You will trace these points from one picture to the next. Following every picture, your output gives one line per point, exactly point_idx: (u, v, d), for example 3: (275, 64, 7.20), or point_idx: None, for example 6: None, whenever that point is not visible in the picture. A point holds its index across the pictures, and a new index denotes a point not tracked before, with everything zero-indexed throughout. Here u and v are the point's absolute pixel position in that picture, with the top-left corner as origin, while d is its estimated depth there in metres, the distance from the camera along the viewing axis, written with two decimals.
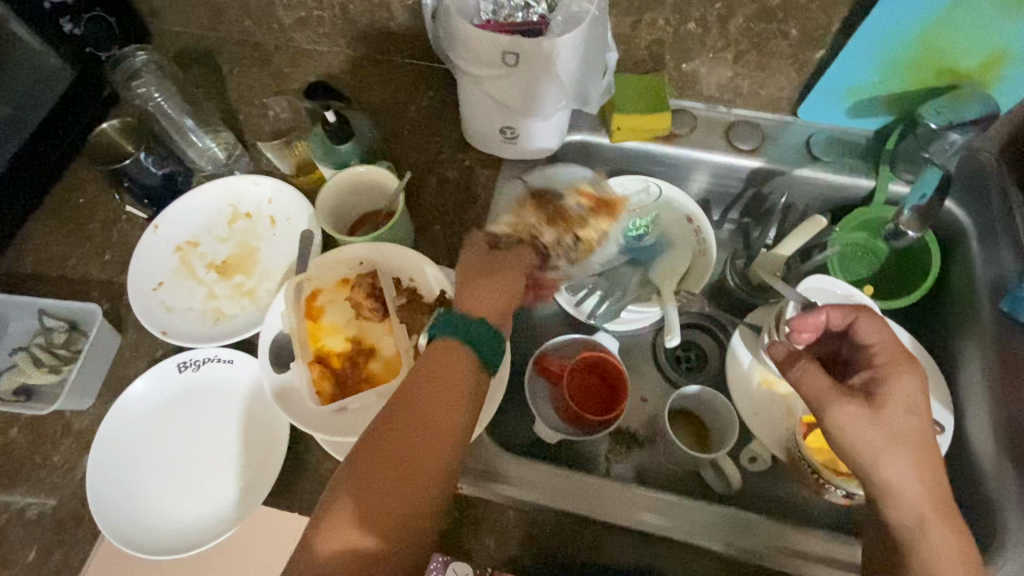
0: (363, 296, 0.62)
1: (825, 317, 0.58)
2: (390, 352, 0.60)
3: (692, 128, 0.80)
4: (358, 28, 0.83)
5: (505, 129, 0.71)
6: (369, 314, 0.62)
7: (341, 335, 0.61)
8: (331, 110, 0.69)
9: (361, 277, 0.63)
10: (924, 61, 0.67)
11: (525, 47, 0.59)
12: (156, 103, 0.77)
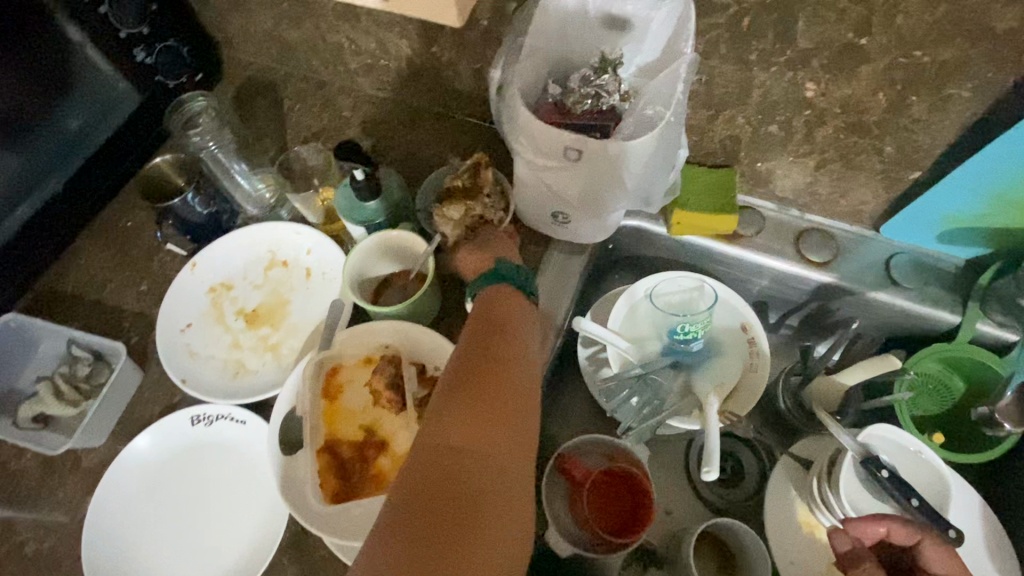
0: (384, 384, 0.59)
1: (887, 530, 0.55)
2: (402, 450, 0.57)
3: (760, 230, 0.74)
4: (420, 81, 0.81)
5: (556, 215, 0.67)
6: (387, 403, 0.59)
7: (354, 422, 0.58)
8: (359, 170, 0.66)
9: (385, 361, 0.60)
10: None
11: (589, 146, 0.55)
12: (209, 152, 0.74)
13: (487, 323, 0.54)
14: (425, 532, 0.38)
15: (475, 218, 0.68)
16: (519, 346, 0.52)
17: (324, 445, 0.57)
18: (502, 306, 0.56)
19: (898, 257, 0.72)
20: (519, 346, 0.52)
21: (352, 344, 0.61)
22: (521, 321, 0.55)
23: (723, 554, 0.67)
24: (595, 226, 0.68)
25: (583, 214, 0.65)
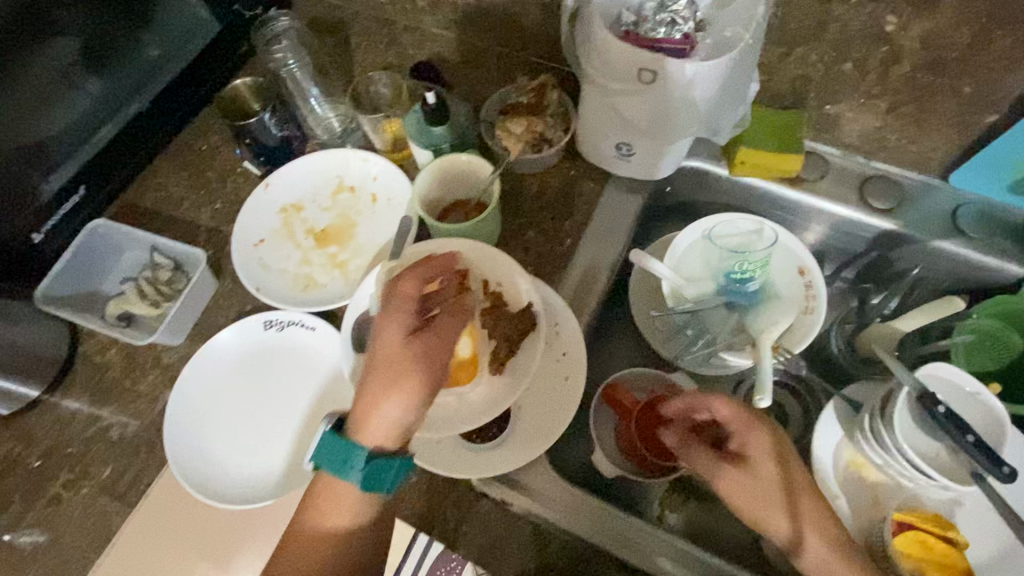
0: None
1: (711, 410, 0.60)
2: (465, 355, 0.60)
3: (823, 175, 0.74)
4: (487, 19, 0.82)
5: (620, 146, 0.68)
6: None
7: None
8: (431, 93, 0.68)
9: (453, 272, 0.63)
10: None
11: (666, 66, 0.56)
12: (288, 70, 0.78)
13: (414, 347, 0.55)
14: (298, 545, 0.53)
15: (537, 134, 0.73)
16: (400, 394, 0.53)
17: None
18: (389, 323, 0.55)
19: (964, 208, 0.71)
20: (399, 393, 0.53)
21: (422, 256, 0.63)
22: (416, 354, 0.54)
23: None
24: (659, 158, 0.69)
25: (648, 145, 0.66)
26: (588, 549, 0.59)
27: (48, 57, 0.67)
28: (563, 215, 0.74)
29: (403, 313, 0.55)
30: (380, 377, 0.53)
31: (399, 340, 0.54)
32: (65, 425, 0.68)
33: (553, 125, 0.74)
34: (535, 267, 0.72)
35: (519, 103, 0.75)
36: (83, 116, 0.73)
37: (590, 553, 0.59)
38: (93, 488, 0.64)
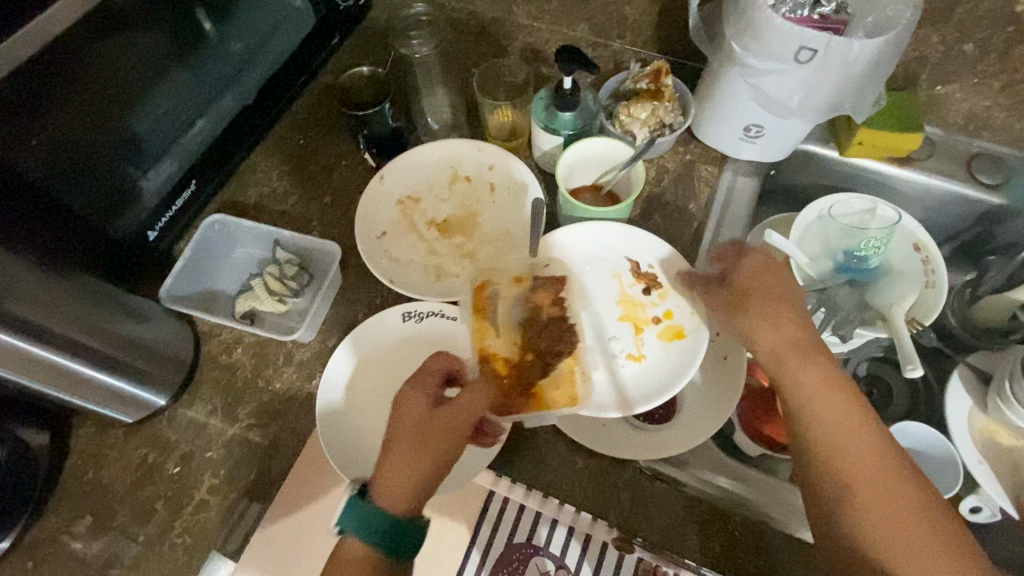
0: (546, 300, 0.65)
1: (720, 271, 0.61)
2: (562, 371, 0.61)
3: (930, 154, 0.77)
4: (589, 8, 0.83)
5: (750, 128, 0.70)
6: (546, 319, 0.64)
7: (505, 341, 0.62)
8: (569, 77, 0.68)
9: (542, 279, 0.66)
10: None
11: (829, 44, 0.57)
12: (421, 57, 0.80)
13: (431, 395, 0.54)
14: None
15: (660, 118, 0.74)
16: (423, 465, 0.51)
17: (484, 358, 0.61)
18: (408, 391, 0.54)
19: None
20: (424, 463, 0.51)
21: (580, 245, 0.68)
22: (436, 417, 0.52)
23: (926, 457, 0.66)
24: (788, 138, 0.70)
25: (783, 125, 0.68)
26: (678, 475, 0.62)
27: (145, 44, 0.62)
28: (686, 200, 0.75)
29: (427, 382, 0.55)
30: (412, 448, 0.51)
31: (423, 405, 0.53)
32: (199, 428, 0.65)
33: (672, 110, 0.74)
34: None
35: (638, 89, 0.75)
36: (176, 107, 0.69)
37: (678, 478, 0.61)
38: (240, 492, 0.62)
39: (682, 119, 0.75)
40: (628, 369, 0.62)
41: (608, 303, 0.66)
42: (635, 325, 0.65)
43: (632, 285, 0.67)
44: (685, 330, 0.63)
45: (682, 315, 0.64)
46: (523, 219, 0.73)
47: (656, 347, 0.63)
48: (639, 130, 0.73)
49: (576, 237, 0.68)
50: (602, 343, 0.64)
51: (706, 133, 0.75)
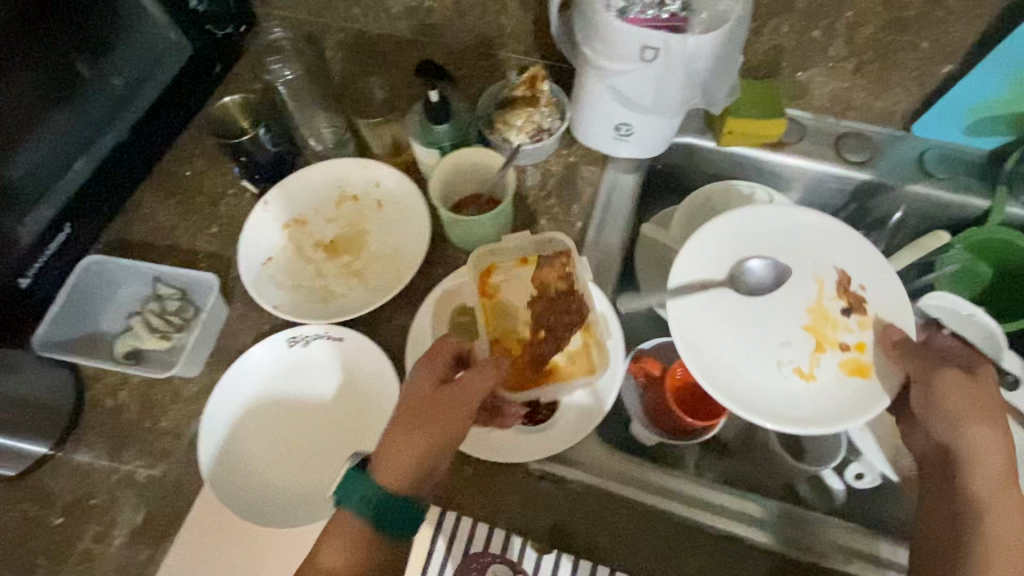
0: (552, 275, 0.65)
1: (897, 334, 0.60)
2: (574, 346, 0.63)
3: (800, 137, 0.80)
4: (467, 20, 0.84)
5: (620, 126, 0.71)
6: (553, 293, 0.64)
7: (518, 320, 0.63)
8: (435, 91, 0.68)
9: (550, 257, 0.66)
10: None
11: (667, 43, 0.59)
12: (286, 82, 0.78)
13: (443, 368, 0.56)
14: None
15: (534, 123, 0.75)
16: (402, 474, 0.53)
17: (493, 340, 0.62)
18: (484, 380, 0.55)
19: (929, 152, 0.77)
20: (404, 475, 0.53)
21: (781, 249, 0.66)
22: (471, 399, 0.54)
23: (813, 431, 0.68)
24: (656, 135, 0.72)
25: (648, 122, 0.69)
26: (614, 501, 0.61)
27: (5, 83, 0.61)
28: (570, 201, 0.77)
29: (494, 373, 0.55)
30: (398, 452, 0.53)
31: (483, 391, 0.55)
32: (84, 476, 0.64)
33: (547, 115, 0.76)
34: None
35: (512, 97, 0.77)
36: (52, 148, 0.67)
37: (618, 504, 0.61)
38: (130, 537, 0.61)
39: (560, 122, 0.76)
40: (784, 381, 0.62)
41: (796, 309, 0.65)
42: (819, 342, 0.63)
43: (832, 300, 0.64)
44: (869, 366, 0.61)
45: (875, 351, 0.61)
46: (410, 233, 0.73)
47: (830, 369, 0.61)
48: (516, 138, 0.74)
49: (753, 240, 0.66)
50: (777, 353, 0.63)
51: (587, 137, 0.76)
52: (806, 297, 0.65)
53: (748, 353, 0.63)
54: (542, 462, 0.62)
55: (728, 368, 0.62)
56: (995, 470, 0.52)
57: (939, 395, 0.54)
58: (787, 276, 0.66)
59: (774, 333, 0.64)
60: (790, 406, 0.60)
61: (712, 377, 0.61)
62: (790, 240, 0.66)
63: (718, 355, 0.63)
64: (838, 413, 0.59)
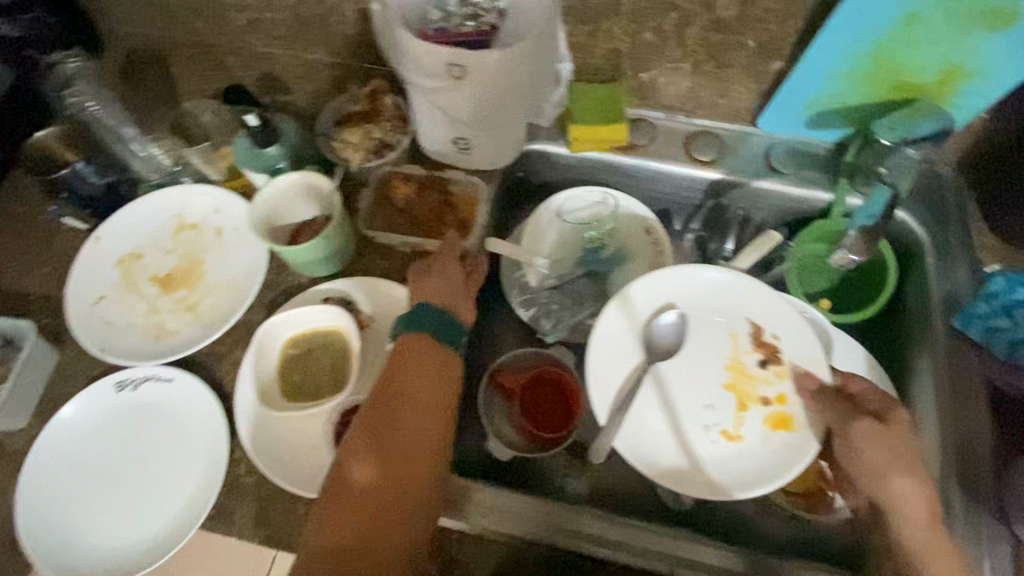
0: (398, 184, 0.71)
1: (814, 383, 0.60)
2: (461, 213, 0.71)
3: (652, 139, 0.79)
4: (313, 32, 0.82)
5: (457, 140, 0.69)
6: (411, 196, 0.71)
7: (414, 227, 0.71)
8: (252, 114, 0.65)
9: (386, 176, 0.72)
10: (890, 69, 0.65)
11: (470, 60, 0.57)
12: (88, 112, 0.71)
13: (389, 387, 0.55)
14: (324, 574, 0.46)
15: (373, 137, 0.72)
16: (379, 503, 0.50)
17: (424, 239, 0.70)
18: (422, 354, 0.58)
19: (776, 148, 0.78)
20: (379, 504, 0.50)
21: (693, 309, 0.66)
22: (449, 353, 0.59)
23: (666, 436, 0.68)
24: (495, 146, 0.70)
25: (482, 134, 0.67)
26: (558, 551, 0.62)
27: None
28: None
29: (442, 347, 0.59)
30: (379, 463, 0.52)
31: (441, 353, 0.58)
32: None
33: (389, 128, 0.73)
34: (398, 271, 0.71)
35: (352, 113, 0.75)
36: None
37: (562, 553, 0.62)
38: None
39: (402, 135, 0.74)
40: (719, 447, 0.62)
41: (715, 366, 0.65)
42: (741, 399, 0.64)
43: (749, 353, 0.65)
44: (794, 418, 0.61)
45: (795, 401, 0.62)
46: (248, 262, 0.71)
47: (755, 426, 0.62)
48: (350, 155, 0.72)
49: (670, 295, 0.65)
50: (708, 418, 0.63)
51: (434, 151, 0.73)
52: (723, 351, 0.65)
53: (677, 420, 0.63)
54: None
55: (659, 441, 0.62)
56: (921, 519, 0.51)
57: (857, 451, 0.54)
58: (702, 335, 0.66)
59: (704, 395, 0.64)
60: (717, 470, 0.61)
61: (639, 454, 0.61)
62: (704, 294, 0.65)
63: (650, 431, 0.62)
64: (770, 472, 0.59)
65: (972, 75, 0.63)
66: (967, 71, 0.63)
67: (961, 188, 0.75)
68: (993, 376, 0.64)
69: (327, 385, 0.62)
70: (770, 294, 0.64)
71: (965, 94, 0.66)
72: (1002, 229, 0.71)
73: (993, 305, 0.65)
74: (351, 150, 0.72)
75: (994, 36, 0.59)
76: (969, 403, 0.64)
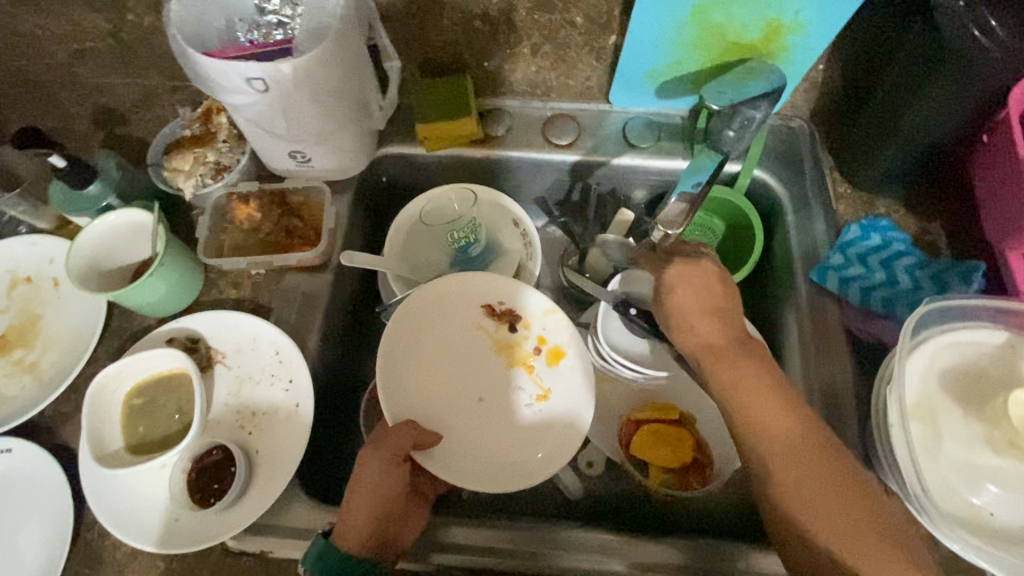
0: (239, 206, 0.69)
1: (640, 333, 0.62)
2: (310, 226, 0.69)
3: (509, 128, 0.75)
4: (141, 58, 0.77)
5: (294, 153, 0.65)
6: (253, 216, 0.69)
7: (266, 248, 0.69)
8: (57, 155, 0.62)
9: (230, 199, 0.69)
10: (716, 29, 0.63)
11: (266, 72, 0.53)
12: None
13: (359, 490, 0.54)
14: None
15: (208, 161, 0.69)
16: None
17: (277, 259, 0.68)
18: (368, 463, 0.54)
19: (633, 122, 0.75)
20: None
21: (425, 332, 0.62)
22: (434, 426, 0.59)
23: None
24: (335, 157, 0.67)
25: (314, 144, 0.64)
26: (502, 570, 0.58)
27: None
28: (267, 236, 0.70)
29: (388, 454, 0.54)
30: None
31: (380, 484, 0.53)
32: None
33: (226, 149, 0.70)
34: (251, 298, 0.67)
35: (187, 137, 0.71)
36: None
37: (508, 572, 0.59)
38: None
39: (241, 155, 0.70)
40: (533, 416, 0.61)
41: (482, 362, 0.62)
42: (522, 366, 0.62)
43: (496, 328, 0.63)
44: (562, 346, 0.62)
45: (553, 332, 0.62)
46: (87, 311, 0.66)
47: (545, 376, 0.62)
48: (187, 181, 0.68)
49: (402, 331, 0.61)
50: (511, 404, 0.61)
51: (275, 168, 0.69)
52: (481, 342, 0.63)
53: (481, 430, 0.60)
54: (238, 538, 0.56)
55: (474, 459, 0.59)
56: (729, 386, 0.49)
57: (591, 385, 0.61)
58: (449, 346, 0.62)
59: (489, 390, 0.62)
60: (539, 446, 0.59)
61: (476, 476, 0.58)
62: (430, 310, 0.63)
63: (463, 458, 0.58)
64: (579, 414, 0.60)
65: (795, 29, 0.62)
66: (789, 25, 0.62)
67: (817, 140, 0.74)
68: (851, 324, 0.65)
69: (174, 432, 0.59)
70: (467, 273, 0.63)
71: (795, 48, 0.65)
72: (853, 178, 0.71)
73: (847, 255, 0.67)
74: (185, 176, 0.68)
75: None
76: (831, 354, 0.64)
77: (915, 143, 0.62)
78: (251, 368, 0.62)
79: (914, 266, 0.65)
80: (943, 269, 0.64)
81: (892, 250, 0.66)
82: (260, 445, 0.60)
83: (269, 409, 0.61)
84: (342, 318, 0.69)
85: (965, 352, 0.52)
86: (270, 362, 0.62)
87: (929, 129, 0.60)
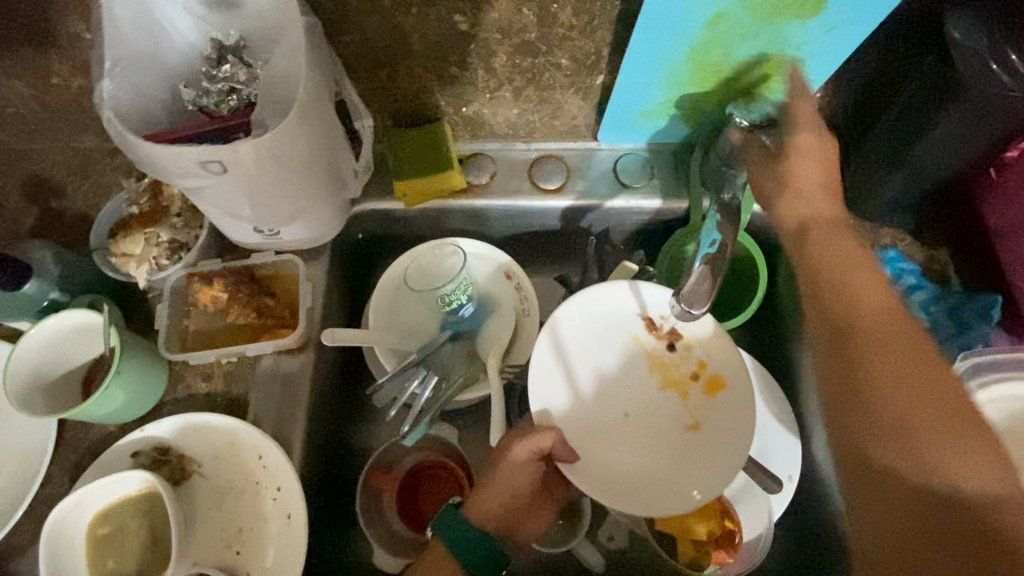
0: (206, 292, 0.61)
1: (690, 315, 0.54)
2: (285, 306, 0.63)
3: (494, 174, 0.70)
4: (70, 122, 0.68)
5: (260, 230, 0.58)
6: (219, 299, 0.61)
7: (235, 333, 0.62)
8: None
9: (189, 281, 0.61)
10: (714, 66, 0.59)
11: (223, 155, 0.46)
12: None
13: (496, 488, 0.54)
14: None
15: (161, 242, 0.62)
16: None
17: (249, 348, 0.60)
18: (504, 463, 0.53)
19: (624, 160, 0.71)
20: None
21: (572, 351, 0.56)
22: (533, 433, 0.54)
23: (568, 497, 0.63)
24: (306, 229, 0.60)
25: (283, 220, 0.57)
26: None
27: None
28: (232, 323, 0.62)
29: (524, 455, 0.52)
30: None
31: (514, 481, 0.53)
32: None
33: (179, 225, 0.63)
34: (225, 392, 0.60)
35: (133, 214, 0.63)
36: None
37: None
38: None
39: (198, 229, 0.63)
40: (682, 446, 0.54)
41: (635, 380, 0.56)
42: (678, 391, 0.56)
43: (653, 345, 0.57)
44: (726, 376, 0.55)
45: (716, 358, 0.55)
46: (33, 425, 0.58)
47: (705, 407, 0.55)
48: (138, 266, 0.61)
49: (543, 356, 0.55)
50: (660, 428, 0.55)
51: (240, 243, 0.62)
52: (642, 353, 0.57)
53: (626, 451, 0.54)
54: None
55: (622, 481, 0.54)
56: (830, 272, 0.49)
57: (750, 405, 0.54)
58: (609, 356, 0.56)
59: (639, 412, 0.56)
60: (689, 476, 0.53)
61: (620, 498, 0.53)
62: (585, 324, 0.56)
63: (606, 477, 0.54)
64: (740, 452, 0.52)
65: (797, 63, 0.58)
66: (791, 59, 0.58)
67: None
68: None
69: (149, 561, 0.53)
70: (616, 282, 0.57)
71: (796, 81, 0.61)
72: (854, 209, 0.67)
73: None
74: (137, 261, 0.61)
75: (808, 22, 0.53)
76: None
77: (925, 175, 0.59)
78: (231, 477, 0.56)
79: (928, 301, 0.63)
80: (959, 304, 0.61)
81: (904, 283, 0.64)
82: (260, 558, 0.54)
83: (257, 523, 0.55)
84: (327, 404, 0.63)
85: (1000, 408, 0.49)
86: (254, 468, 0.56)
87: (943, 160, 0.57)
